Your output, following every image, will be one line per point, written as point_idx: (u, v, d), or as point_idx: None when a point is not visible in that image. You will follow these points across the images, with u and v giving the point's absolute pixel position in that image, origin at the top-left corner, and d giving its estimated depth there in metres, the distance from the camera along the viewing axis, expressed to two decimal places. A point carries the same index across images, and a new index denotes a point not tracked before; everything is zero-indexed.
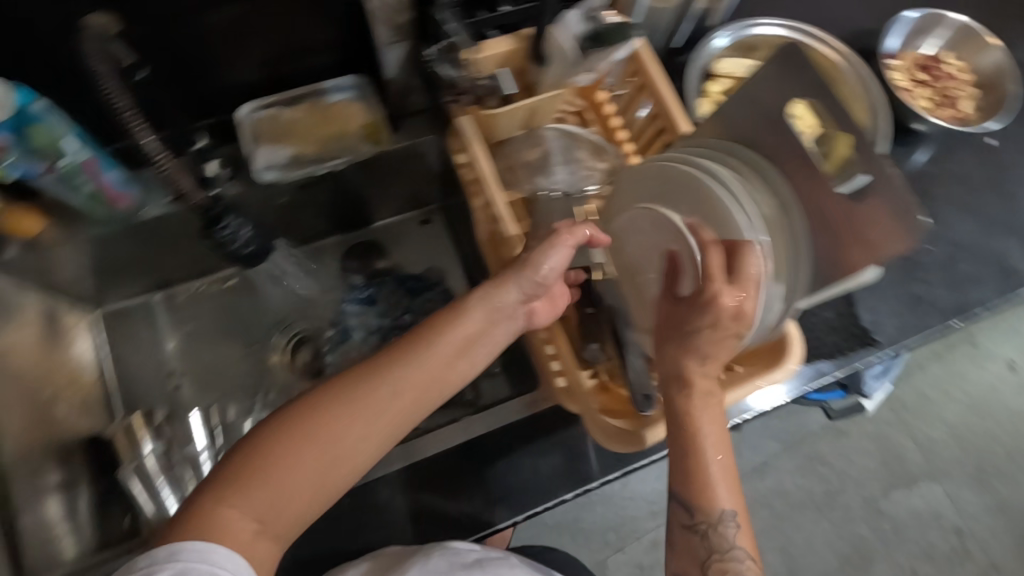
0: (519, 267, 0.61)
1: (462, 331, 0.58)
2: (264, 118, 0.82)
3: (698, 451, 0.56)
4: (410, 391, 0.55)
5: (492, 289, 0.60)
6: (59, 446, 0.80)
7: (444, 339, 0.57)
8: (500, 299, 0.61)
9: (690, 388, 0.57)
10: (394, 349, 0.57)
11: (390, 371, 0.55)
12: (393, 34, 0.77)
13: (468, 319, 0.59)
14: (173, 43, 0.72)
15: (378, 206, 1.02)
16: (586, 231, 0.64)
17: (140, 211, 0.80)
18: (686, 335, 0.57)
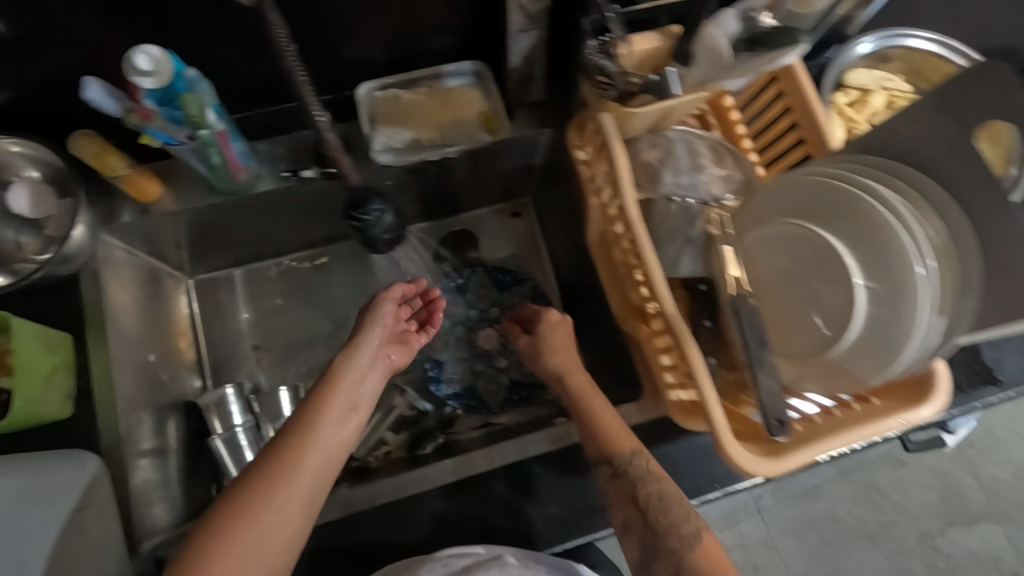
0: (360, 327, 0.79)
1: (350, 386, 0.73)
2: (382, 99, 0.81)
3: (598, 416, 0.74)
4: (321, 445, 0.67)
5: (351, 349, 0.77)
6: (158, 410, 0.81)
7: (335, 397, 0.71)
8: (354, 357, 0.76)
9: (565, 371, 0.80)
10: (300, 426, 0.67)
11: (302, 439, 0.66)
12: (524, 23, 0.75)
13: (354, 364, 0.75)
14: (309, 16, 0.71)
15: (472, 195, 1.01)
16: (419, 283, 0.86)
17: (254, 185, 0.80)
18: (555, 350, 0.83)
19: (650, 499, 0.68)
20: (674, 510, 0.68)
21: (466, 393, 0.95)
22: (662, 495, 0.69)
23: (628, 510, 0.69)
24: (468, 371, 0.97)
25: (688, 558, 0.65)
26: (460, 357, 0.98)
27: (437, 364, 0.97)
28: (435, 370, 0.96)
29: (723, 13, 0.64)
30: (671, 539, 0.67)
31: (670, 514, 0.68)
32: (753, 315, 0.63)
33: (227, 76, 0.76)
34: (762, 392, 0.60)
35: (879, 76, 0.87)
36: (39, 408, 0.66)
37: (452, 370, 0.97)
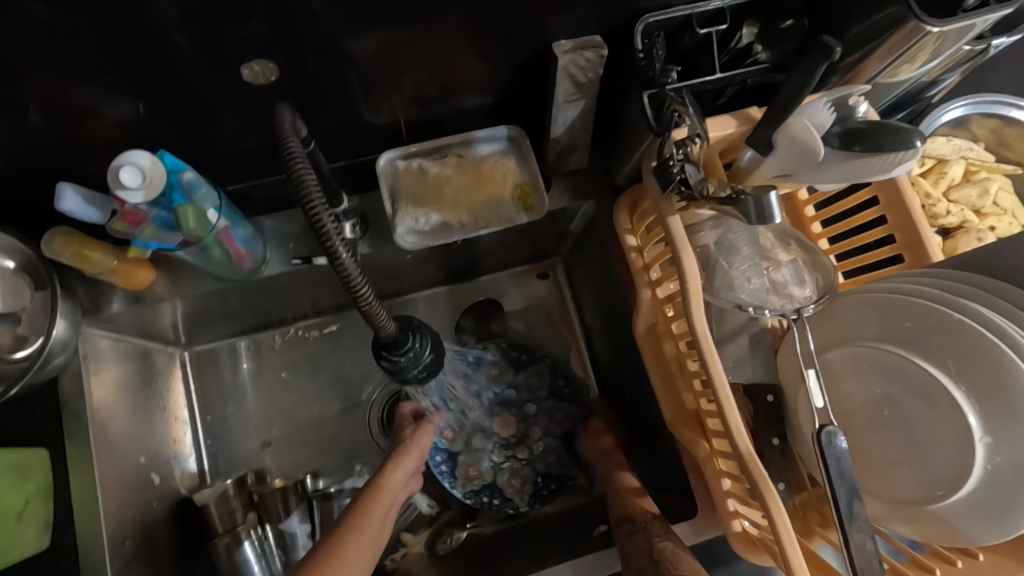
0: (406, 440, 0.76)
1: (390, 499, 0.68)
2: (406, 169, 0.72)
3: (625, 494, 0.74)
4: (364, 553, 0.61)
5: (396, 458, 0.72)
6: (154, 516, 0.72)
7: (376, 507, 0.66)
8: (395, 469, 0.71)
9: (609, 466, 0.79)
10: (342, 534, 0.62)
11: (348, 547, 0.60)
12: (572, 93, 0.65)
13: (398, 474, 0.71)
14: (326, 86, 0.62)
15: (497, 260, 0.91)
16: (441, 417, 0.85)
17: (260, 269, 0.73)
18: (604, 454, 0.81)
19: (662, 552, 0.62)
20: (686, 564, 0.61)
21: (488, 488, 0.86)
22: (676, 552, 0.63)
23: (640, 560, 0.63)
24: (486, 464, 0.87)
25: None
26: (478, 449, 0.87)
27: (448, 457, 0.86)
28: (447, 465, 0.86)
29: (812, 105, 0.55)
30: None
31: (681, 566, 0.61)
32: (845, 458, 0.54)
33: (231, 145, 0.66)
34: (855, 551, 0.52)
35: (960, 146, 0.78)
36: (9, 552, 0.59)
37: (466, 464, 0.86)
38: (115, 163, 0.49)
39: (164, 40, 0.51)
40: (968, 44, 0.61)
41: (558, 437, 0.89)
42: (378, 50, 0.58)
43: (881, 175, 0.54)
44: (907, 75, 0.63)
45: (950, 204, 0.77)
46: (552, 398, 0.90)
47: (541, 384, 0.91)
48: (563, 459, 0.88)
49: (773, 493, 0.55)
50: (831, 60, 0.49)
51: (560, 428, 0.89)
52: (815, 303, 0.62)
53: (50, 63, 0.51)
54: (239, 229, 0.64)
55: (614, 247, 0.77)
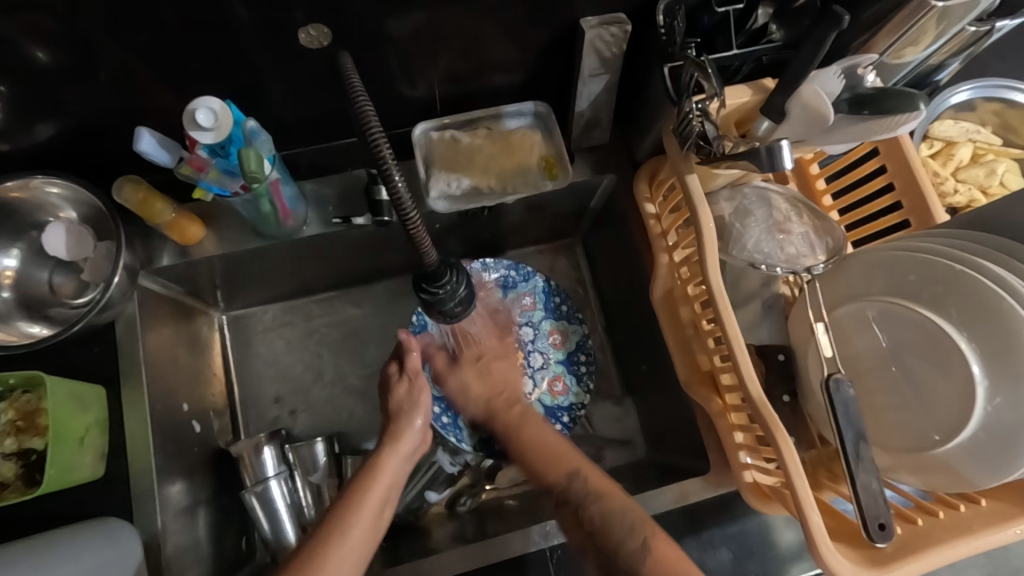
0: (406, 412, 0.75)
1: (388, 479, 0.69)
2: (439, 139, 0.77)
3: (537, 443, 0.73)
4: (364, 530, 0.63)
5: (393, 443, 0.72)
6: (193, 459, 0.76)
7: (374, 487, 0.67)
8: (393, 448, 0.72)
9: (505, 415, 0.78)
10: (336, 517, 0.63)
11: (343, 527, 0.62)
12: (596, 67, 0.70)
13: (396, 455, 0.71)
14: (370, 60, 0.67)
15: (518, 236, 0.95)
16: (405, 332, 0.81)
17: (300, 230, 0.78)
18: (488, 373, 0.81)
19: (592, 521, 0.65)
20: (619, 527, 0.63)
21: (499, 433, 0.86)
22: (606, 512, 0.65)
23: (579, 537, 0.66)
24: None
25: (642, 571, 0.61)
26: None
27: (449, 405, 0.86)
28: (447, 416, 0.86)
29: (824, 70, 0.58)
30: (623, 560, 0.62)
31: (617, 531, 0.63)
32: (852, 404, 0.57)
33: (278, 113, 0.72)
34: (861, 491, 0.55)
35: (968, 128, 0.81)
36: (72, 473, 0.62)
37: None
38: (189, 107, 0.58)
39: (229, 13, 0.56)
40: (972, 24, 0.64)
41: (562, 356, 0.91)
42: (420, 26, 0.63)
43: (886, 135, 0.59)
44: (913, 57, 0.67)
45: (958, 183, 0.81)
46: (549, 319, 0.92)
47: (535, 305, 0.93)
48: (569, 380, 0.89)
49: (782, 432, 0.58)
50: (839, 29, 0.52)
51: (561, 347, 0.91)
52: (823, 263, 0.67)
53: (127, 28, 0.56)
54: (287, 187, 0.71)
55: (633, 219, 0.81)
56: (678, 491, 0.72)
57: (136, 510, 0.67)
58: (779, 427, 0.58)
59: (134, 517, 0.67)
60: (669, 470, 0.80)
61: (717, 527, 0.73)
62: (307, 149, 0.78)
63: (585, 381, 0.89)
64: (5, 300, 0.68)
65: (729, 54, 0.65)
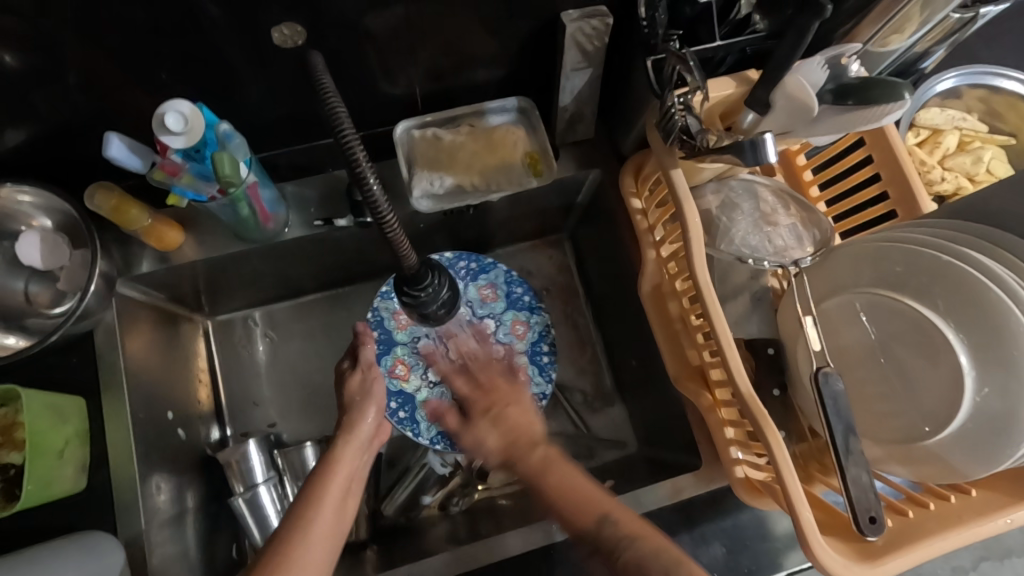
0: (354, 404, 0.71)
1: (347, 473, 0.64)
2: (421, 137, 0.76)
3: (557, 491, 0.61)
4: (327, 520, 0.58)
5: (346, 436, 0.68)
6: (179, 468, 0.75)
7: (333, 482, 0.62)
8: (349, 439, 0.68)
9: (523, 455, 0.65)
10: (293, 517, 0.58)
11: (310, 512, 0.58)
12: (579, 61, 0.69)
13: (350, 448, 0.66)
14: (348, 59, 0.66)
15: (505, 233, 0.94)
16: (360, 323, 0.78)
17: (282, 232, 0.77)
18: (498, 420, 0.70)
19: (627, 568, 0.55)
20: (656, 571, 0.54)
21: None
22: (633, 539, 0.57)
23: None
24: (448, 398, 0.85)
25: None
26: (436, 382, 0.85)
27: (405, 400, 0.85)
28: (405, 410, 0.84)
29: (809, 60, 0.57)
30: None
31: (652, 573, 0.54)
32: (841, 398, 0.57)
33: (255, 114, 0.70)
34: (851, 484, 0.55)
35: (953, 116, 0.81)
36: (52, 486, 0.61)
37: (425, 403, 0.85)
38: (160, 111, 0.56)
39: (196, 12, 0.55)
40: (956, 11, 0.64)
41: (524, 348, 0.87)
42: (396, 23, 0.62)
43: (872, 126, 0.58)
44: (897, 45, 0.66)
45: (945, 171, 0.80)
46: (512, 310, 0.89)
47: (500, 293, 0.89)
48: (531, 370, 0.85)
49: (773, 428, 0.58)
50: (821, 19, 0.51)
51: (523, 338, 0.87)
52: (812, 255, 0.67)
53: (95, 30, 0.54)
54: (265, 190, 0.70)
55: (620, 214, 0.81)
56: (671, 487, 0.72)
57: (121, 521, 0.66)
58: (770, 423, 0.58)
59: (117, 528, 0.65)
60: (662, 465, 0.80)
61: (710, 522, 0.73)
62: (285, 151, 0.77)
63: (548, 371, 0.86)
64: None
65: (710, 45, 0.65)
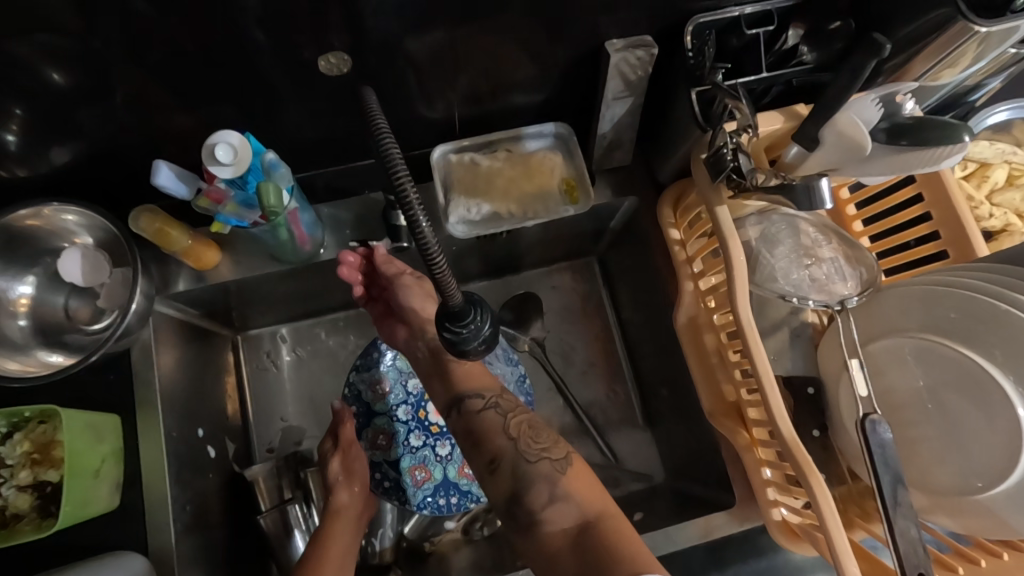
0: (338, 484, 0.76)
1: (342, 549, 0.71)
2: (458, 162, 0.76)
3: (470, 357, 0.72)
4: None
5: (330, 516, 0.74)
6: (208, 488, 0.75)
7: (328, 558, 0.69)
8: (336, 518, 0.74)
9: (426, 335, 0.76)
10: None
11: None
12: (620, 90, 0.68)
13: (337, 528, 0.73)
14: (390, 83, 0.66)
15: (535, 256, 0.93)
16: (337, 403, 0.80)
17: (317, 254, 0.77)
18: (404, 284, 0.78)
19: (522, 427, 0.65)
20: (544, 433, 0.64)
21: (442, 486, 0.81)
22: (534, 425, 0.66)
23: (498, 444, 0.64)
24: (432, 461, 0.82)
25: (560, 480, 0.60)
26: (420, 446, 0.82)
27: (390, 469, 0.82)
28: (390, 479, 0.81)
29: (861, 98, 0.56)
30: (539, 466, 0.61)
31: (541, 438, 0.64)
32: (889, 446, 0.55)
33: (296, 136, 0.71)
34: (899, 537, 0.53)
35: (1003, 150, 0.77)
36: (89, 505, 0.61)
37: (411, 469, 0.81)
38: (210, 141, 0.57)
39: (246, 38, 0.55)
40: (1014, 46, 0.62)
41: None
42: (439, 49, 0.62)
43: (928, 168, 0.57)
44: (949, 79, 0.63)
45: (993, 207, 0.78)
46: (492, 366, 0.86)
47: None
48: None
49: (818, 475, 0.56)
50: (879, 57, 0.50)
51: None
52: (857, 294, 0.64)
53: (146, 55, 0.55)
54: (304, 214, 0.71)
55: (656, 242, 0.80)
56: (703, 525, 0.69)
57: (153, 540, 0.66)
58: (814, 471, 0.56)
59: (149, 547, 0.66)
60: (693, 500, 0.78)
61: (742, 563, 0.71)
62: (322, 171, 0.77)
63: None
64: (22, 327, 0.67)
65: (758, 77, 0.63)
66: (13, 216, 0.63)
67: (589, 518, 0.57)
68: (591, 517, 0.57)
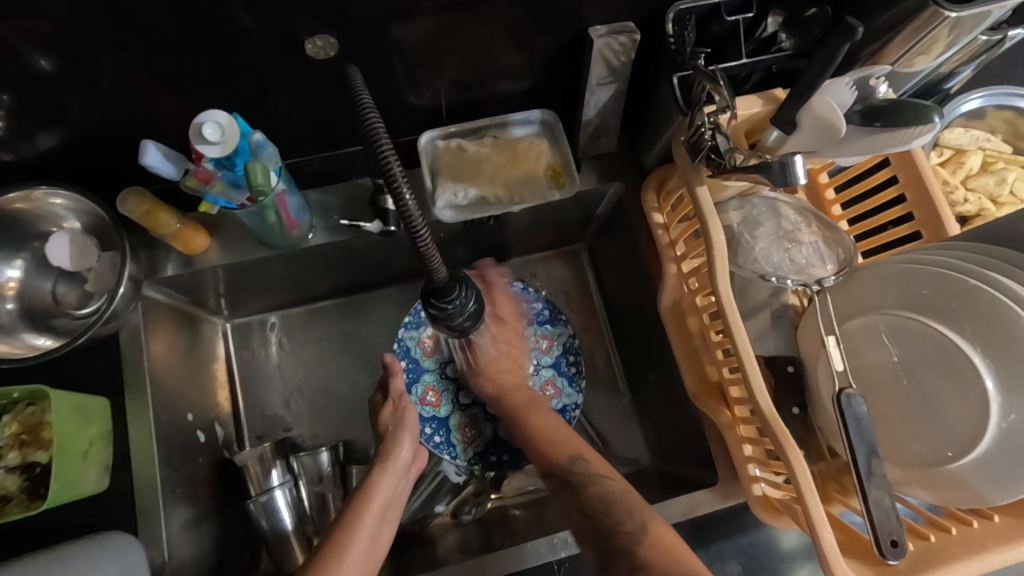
0: (390, 433, 0.76)
1: (385, 498, 0.71)
2: (445, 148, 0.77)
3: (537, 430, 0.78)
4: (361, 549, 0.65)
5: (383, 464, 0.73)
6: (198, 474, 0.75)
7: (369, 509, 0.68)
8: (382, 469, 0.73)
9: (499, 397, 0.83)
10: (335, 543, 0.64)
11: (348, 539, 0.65)
12: (605, 76, 0.70)
13: (386, 477, 0.72)
14: (376, 69, 0.66)
15: (523, 243, 0.94)
16: (387, 354, 0.80)
17: (306, 238, 0.78)
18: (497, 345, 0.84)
19: (592, 503, 0.69)
20: (618, 509, 0.67)
21: (492, 445, 0.87)
22: (613, 497, 0.68)
23: (578, 520, 0.69)
24: (481, 418, 0.88)
25: (638, 552, 0.63)
26: (469, 405, 0.89)
27: (439, 425, 0.87)
28: (440, 435, 0.87)
29: (835, 82, 0.57)
30: (619, 538, 0.64)
31: (615, 512, 0.67)
32: (864, 419, 0.57)
33: (283, 123, 0.71)
34: (873, 507, 0.54)
35: (977, 136, 0.80)
36: (78, 487, 0.62)
37: (459, 425, 0.87)
38: (197, 122, 0.58)
39: (231, 21, 0.56)
40: (984, 33, 0.63)
41: (550, 360, 0.89)
42: (424, 35, 0.63)
43: (901, 147, 0.58)
44: (923, 66, 0.65)
45: (969, 192, 0.80)
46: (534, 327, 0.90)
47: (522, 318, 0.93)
48: (560, 383, 0.88)
49: (794, 447, 0.57)
50: (852, 40, 0.51)
51: (548, 352, 0.89)
52: (835, 275, 0.65)
53: (133, 38, 0.56)
54: (292, 198, 0.71)
55: (641, 227, 0.81)
56: (687, 503, 0.71)
57: (142, 523, 0.66)
58: (790, 445, 0.57)
59: (138, 530, 0.66)
60: (677, 481, 0.79)
61: (724, 540, 0.73)
62: (311, 157, 0.78)
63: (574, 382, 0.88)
64: (9, 312, 0.67)
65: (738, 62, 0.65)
66: (2, 199, 0.64)
67: None
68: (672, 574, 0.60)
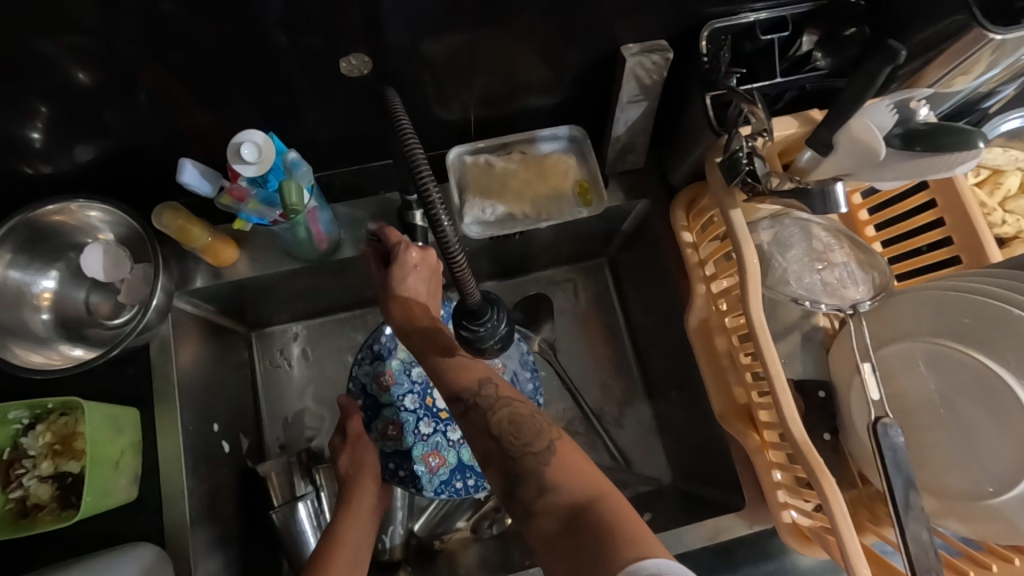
0: (353, 475, 0.76)
1: (353, 547, 0.70)
2: (473, 163, 0.76)
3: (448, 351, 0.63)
4: None
5: (346, 509, 0.74)
6: (222, 483, 0.76)
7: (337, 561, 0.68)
8: (347, 516, 0.73)
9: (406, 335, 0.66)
10: None
11: None
12: (635, 94, 0.69)
13: (349, 525, 0.72)
14: (407, 85, 0.67)
15: (547, 257, 0.93)
16: (341, 397, 0.80)
17: (338, 250, 0.79)
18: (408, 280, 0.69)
19: (501, 423, 0.56)
20: (527, 426, 0.55)
21: (457, 470, 0.80)
22: (515, 418, 0.57)
23: (484, 442, 0.57)
24: (445, 447, 0.81)
25: (546, 474, 0.52)
26: (432, 433, 0.81)
27: (403, 458, 0.80)
28: (404, 469, 0.80)
29: (875, 105, 0.57)
30: (526, 460, 0.54)
31: (523, 431, 0.55)
32: (901, 450, 0.55)
33: (313, 138, 0.72)
34: (911, 542, 0.53)
35: (1016, 156, 0.78)
36: (107, 497, 0.62)
37: (424, 456, 0.80)
38: (236, 140, 0.59)
39: (268, 39, 0.56)
40: None
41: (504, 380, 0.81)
42: (456, 51, 0.63)
43: (943, 172, 0.57)
44: (963, 86, 0.64)
45: (1006, 213, 0.78)
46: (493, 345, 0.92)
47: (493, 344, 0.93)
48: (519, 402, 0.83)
49: (831, 481, 0.56)
50: (893, 64, 0.51)
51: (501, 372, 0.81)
52: (870, 299, 0.64)
53: (172, 57, 0.56)
54: (323, 214, 0.72)
55: (670, 245, 0.80)
56: (712, 527, 0.70)
57: (168, 531, 0.67)
58: (826, 478, 0.56)
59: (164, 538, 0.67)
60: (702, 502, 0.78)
61: (752, 565, 0.71)
62: (339, 171, 0.78)
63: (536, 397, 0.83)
64: (45, 321, 0.68)
65: (773, 82, 0.64)
66: (40, 211, 0.65)
67: (582, 501, 0.50)
68: (582, 500, 0.50)
